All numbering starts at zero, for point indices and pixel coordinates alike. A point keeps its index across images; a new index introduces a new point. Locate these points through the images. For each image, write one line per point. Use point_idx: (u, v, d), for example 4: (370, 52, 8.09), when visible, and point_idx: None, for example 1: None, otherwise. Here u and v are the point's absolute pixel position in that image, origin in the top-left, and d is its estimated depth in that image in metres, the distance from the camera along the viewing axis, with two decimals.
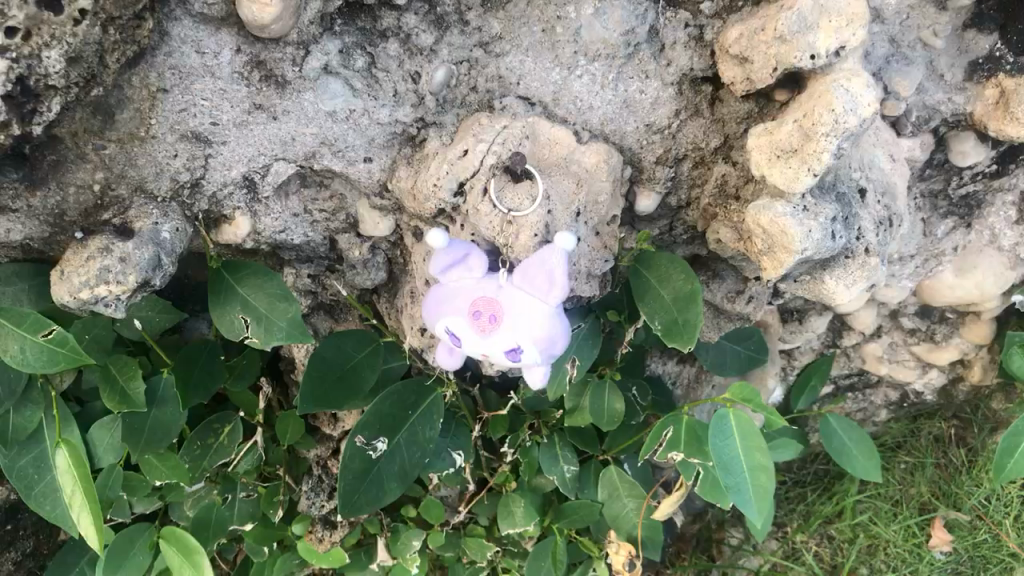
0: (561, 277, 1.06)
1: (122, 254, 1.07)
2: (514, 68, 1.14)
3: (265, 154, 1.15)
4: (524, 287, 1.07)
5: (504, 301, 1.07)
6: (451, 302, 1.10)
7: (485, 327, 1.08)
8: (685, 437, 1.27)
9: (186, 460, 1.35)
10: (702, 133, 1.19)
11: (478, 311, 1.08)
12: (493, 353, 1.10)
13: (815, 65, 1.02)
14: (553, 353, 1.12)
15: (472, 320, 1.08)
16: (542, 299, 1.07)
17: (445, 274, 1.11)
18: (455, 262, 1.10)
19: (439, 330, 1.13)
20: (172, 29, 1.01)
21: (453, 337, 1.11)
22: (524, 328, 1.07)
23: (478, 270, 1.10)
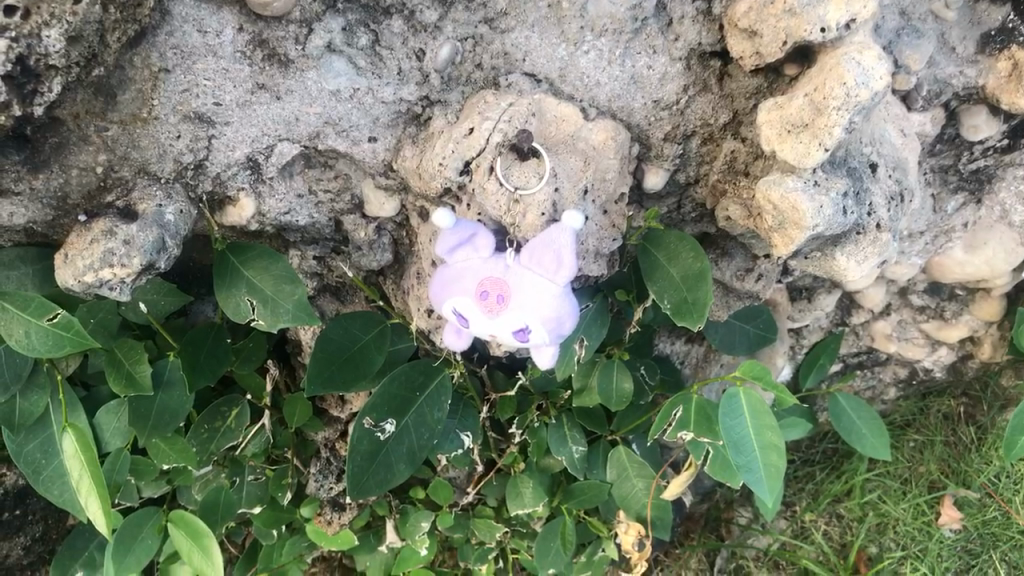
0: (569, 256, 1.06)
1: (126, 238, 1.06)
2: (520, 45, 1.12)
3: (269, 134, 1.14)
4: (533, 267, 1.06)
5: (511, 281, 1.07)
6: (457, 282, 1.09)
7: (493, 307, 1.07)
8: (695, 416, 1.25)
9: (194, 443, 1.34)
10: (711, 110, 1.18)
11: (485, 290, 1.07)
12: (501, 334, 1.08)
13: (825, 38, 1.01)
14: (562, 334, 1.11)
15: (479, 300, 1.08)
16: (550, 279, 1.06)
17: (452, 254, 1.10)
18: (462, 242, 1.10)
19: (447, 311, 1.12)
20: (173, 7, 1.00)
21: (461, 317, 1.10)
22: (533, 308, 1.06)
23: (485, 250, 1.09)
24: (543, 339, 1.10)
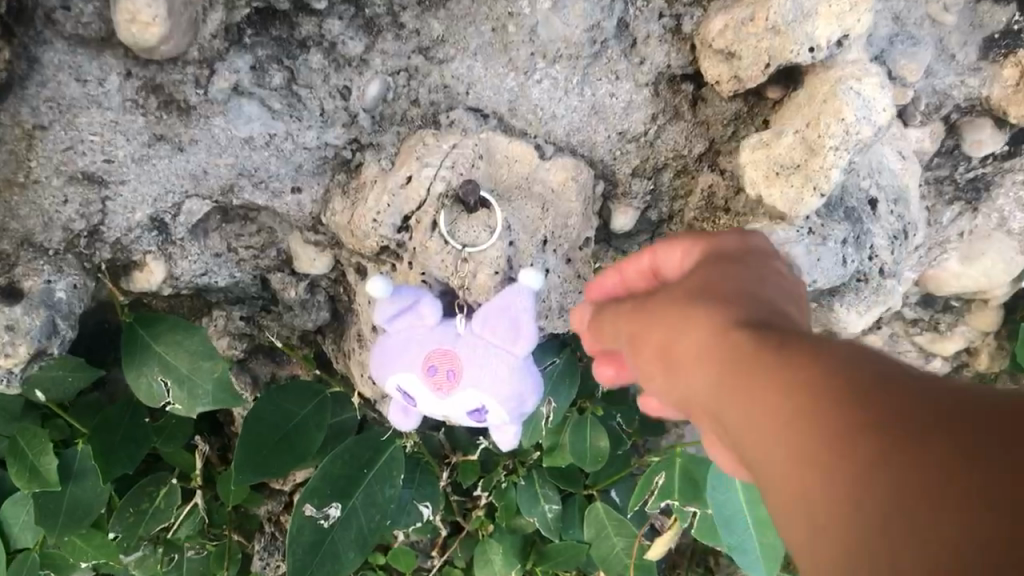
0: (528, 323, 0.91)
1: (8, 322, 0.91)
2: (462, 76, 0.96)
3: (175, 191, 0.98)
4: (487, 337, 0.91)
5: (464, 354, 0.91)
6: (400, 356, 0.93)
7: (443, 385, 0.91)
8: (679, 485, 1.12)
9: (118, 531, 1.17)
10: (684, 138, 1.03)
11: (434, 366, 0.91)
12: (454, 414, 0.94)
13: (814, 58, 0.89)
14: (523, 408, 0.96)
15: (427, 376, 0.91)
16: (507, 349, 0.92)
17: (391, 324, 0.94)
18: (404, 309, 0.93)
19: (389, 386, 0.95)
20: (42, 55, 0.84)
21: (406, 395, 0.94)
22: (489, 385, 0.91)
23: (432, 319, 0.92)
24: (502, 414, 0.95)
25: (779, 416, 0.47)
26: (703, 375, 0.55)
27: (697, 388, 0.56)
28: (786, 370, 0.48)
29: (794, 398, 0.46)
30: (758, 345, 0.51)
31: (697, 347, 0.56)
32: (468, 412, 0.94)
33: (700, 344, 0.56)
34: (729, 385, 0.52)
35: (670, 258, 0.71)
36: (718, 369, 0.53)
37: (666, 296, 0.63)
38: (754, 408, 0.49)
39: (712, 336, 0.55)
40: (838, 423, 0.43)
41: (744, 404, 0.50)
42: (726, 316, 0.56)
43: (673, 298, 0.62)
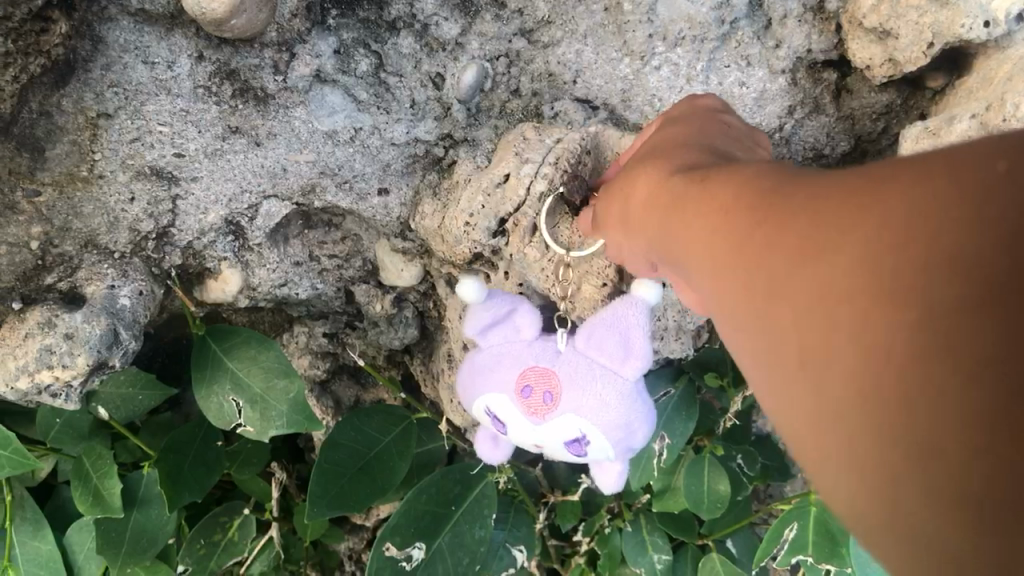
0: (641, 343, 0.79)
1: (66, 330, 0.83)
2: (569, 62, 0.86)
3: (251, 190, 0.89)
4: (592, 355, 0.78)
5: (564, 374, 0.78)
6: (493, 373, 0.81)
7: (538, 409, 0.78)
8: (815, 534, 0.99)
9: (189, 563, 1.07)
10: (825, 136, 0.90)
11: (528, 386, 0.78)
12: (548, 443, 0.80)
13: (991, 35, 0.74)
14: (631, 443, 0.82)
15: (521, 398, 0.79)
16: (614, 371, 0.78)
17: (485, 336, 0.83)
18: (499, 320, 0.83)
19: (479, 410, 0.83)
20: (107, 34, 0.75)
21: (495, 420, 0.82)
22: (593, 411, 0.78)
23: (530, 333, 0.81)
24: (605, 449, 0.81)
25: (718, 236, 0.49)
26: (661, 235, 0.57)
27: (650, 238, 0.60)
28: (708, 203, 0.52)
29: (734, 216, 0.49)
30: (702, 189, 0.53)
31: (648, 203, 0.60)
32: (566, 443, 0.80)
33: (649, 198, 0.60)
34: (680, 233, 0.54)
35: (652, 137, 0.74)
36: (669, 223, 0.56)
37: (630, 177, 0.66)
38: (699, 241, 0.52)
39: (663, 200, 0.58)
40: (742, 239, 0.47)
41: (694, 243, 0.52)
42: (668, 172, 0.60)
43: (636, 164, 0.66)
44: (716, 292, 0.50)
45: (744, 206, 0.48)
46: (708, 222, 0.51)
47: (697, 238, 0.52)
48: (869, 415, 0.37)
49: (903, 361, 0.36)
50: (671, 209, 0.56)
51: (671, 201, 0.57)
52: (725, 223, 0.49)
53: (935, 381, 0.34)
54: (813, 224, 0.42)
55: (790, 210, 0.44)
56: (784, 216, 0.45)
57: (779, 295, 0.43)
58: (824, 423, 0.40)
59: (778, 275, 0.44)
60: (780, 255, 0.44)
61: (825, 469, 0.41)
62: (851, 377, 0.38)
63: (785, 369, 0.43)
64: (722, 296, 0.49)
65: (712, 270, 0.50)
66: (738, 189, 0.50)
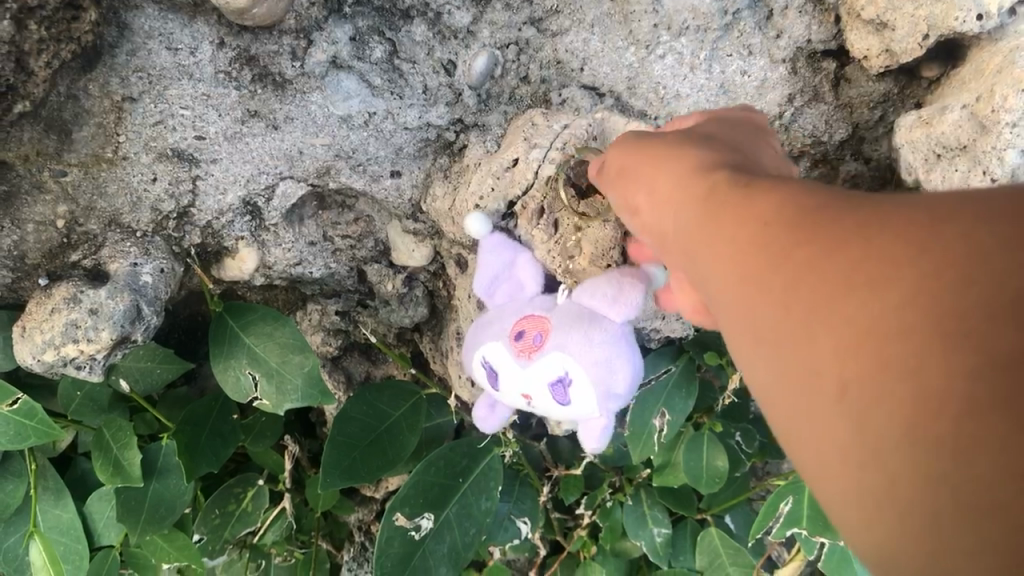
0: (634, 291, 0.80)
1: (91, 306, 0.87)
2: (576, 50, 0.88)
3: (268, 171, 0.92)
4: (584, 301, 0.80)
5: (556, 317, 0.80)
6: (492, 322, 0.84)
7: (529, 350, 0.80)
8: (809, 510, 1.03)
9: (203, 533, 1.12)
10: (824, 123, 0.92)
11: (521, 330, 0.81)
12: (536, 393, 0.81)
13: (983, 28, 0.76)
14: (618, 398, 0.82)
15: (513, 341, 0.81)
16: (602, 316, 0.80)
17: (487, 288, 0.86)
18: (501, 273, 0.86)
19: (477, 365, 0.85)
20: (132, 21, 0.79)
21: (490, 371, 0.84)
22: (580, 350, 0.78)
23: (531, 288, 0.85)
24: (589, 402, 0.81)
25: (758, 246, 0.50)
26: (683, 235, 0.58)
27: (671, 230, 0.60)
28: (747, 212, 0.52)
29: (779, 231, 0.49)
30: (738, 192, 0.54)
31: (677, 193, 0.59)
32: (549, 390, 0.80)
33: (679, 190, 0.59)
34: (710, 237, 0.54)
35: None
36: (696, 222, 0.56)
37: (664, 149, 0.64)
38: (725, 252, 0.52)
39: (687, 199, 0.58)
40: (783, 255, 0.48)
41: (719, 254, 0.53)
42: (700, 166, 0.59)
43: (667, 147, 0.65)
44: (742, 307, 0.51)
45: (784, 222, 0.49)
46: (737, 234, 0.52)
47: (730, 244, 0.52)
48: (917, 457, 0.39)
49: (961, 410, 0.37)
50: (703, 209, 0.56)
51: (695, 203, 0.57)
52: (757, 237, 0.50)
53: (994, 434, 0.36)
54: (862, 256, 0.43)
55: (834, 238, 0.45)
56: (828, 244, 0.45)
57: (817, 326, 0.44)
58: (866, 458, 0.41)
59: (821, 298, 0.45)
60: (821, 284, 0.45)
61: (857, 492, 0.42)
62: (901, 412, 0.39)
63: (819, 390, 0.44)
64: (750, 306, 0.50)
65: (744, 279, 0.50)
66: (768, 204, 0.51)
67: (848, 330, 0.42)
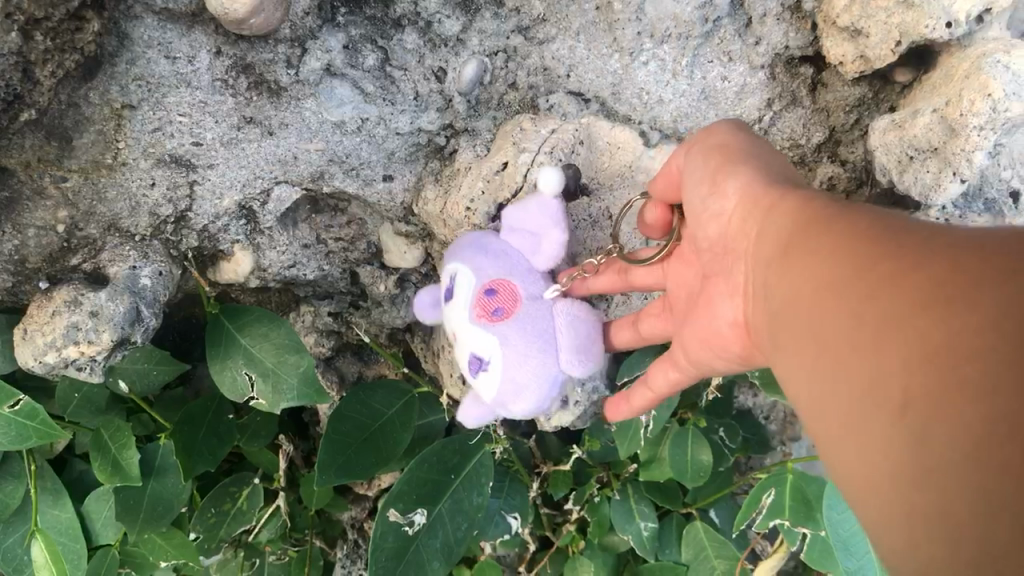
0: (586, 362, 0.84)
1: (92, 309, 0.89)
2: (562, 58, 0.92)
3: (263, 176, 0.94)
4: (552, 325, 0.83)
5: (525, 312, 0.82)
6: (485, 259, 0.85)
7: (485, 315, 0.82)
8: (791, 501, 1.06)
9: (199, 532, 1.14)
10: (802, 126, 0.95)
11: (495, 289, 0.83)
12: (462, 343, 0.85)
13: (953, 34, 0.79)
14: (504, 408, 0.86)
15: (482, 291, 0.83)
16: (558, 352, 0.84)
17: (513, 225, 0.86)
18: (530, 228, 0.85)
19: (447, 270, 0.88)
20: (132, 30, 0.81)
21: (451, 289, 0.87)
22: (514, 356, 0.82)
23: (537, 265, 0.85)
24: (485, 391, 0.85)
25: (833, 264, 0.54)
26: (767, 256, 0.62)
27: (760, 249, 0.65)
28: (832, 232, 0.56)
29: (853, 253, 0.53)
30: (826, 218, 0.58)
31: (770, 215, 0.64)
32: (471, 354, 0.84)
33: (772, 212, 0.64)
34: (795, 256, 0.59)
35: (651, 278, 0.85)
36: (786, 243, 0.60)
37: (760, 166, 0.70)
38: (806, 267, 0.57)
39: (782, 224, 0.62)
40: (856, 270, 0.52)
41: (799, 269, 0.57)
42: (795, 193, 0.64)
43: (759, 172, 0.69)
44: (808, 319, 0.55)
45: (861, 245, 0.53)
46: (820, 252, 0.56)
47: (811, 261, 0.56)
48: (949, 458, 0.42)
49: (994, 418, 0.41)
50: (793, 231, 0.60)
51: (786, 227, 0.62)
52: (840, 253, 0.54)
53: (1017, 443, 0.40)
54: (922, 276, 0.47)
55: (901, 260, 0.49)
56: (895, 263, 0.49)
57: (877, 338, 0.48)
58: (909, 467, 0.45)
59: (882, 311, 0.48)
60: (885, 301, 0.48)
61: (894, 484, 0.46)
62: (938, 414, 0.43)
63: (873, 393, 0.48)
64: (817, 315, 0.54)
65: (817, 291, 0.54)
66: (858, 227, 0.55)
67: (913, 339, 0.45)
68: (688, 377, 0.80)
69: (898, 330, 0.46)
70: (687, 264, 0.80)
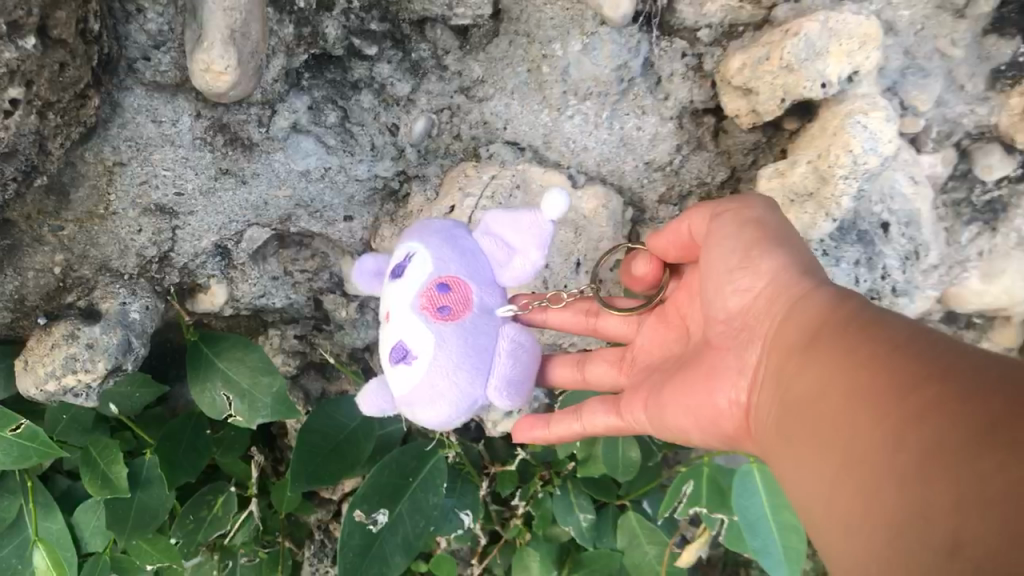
0: (506, 393, 0.87)
1: (88, 341, 1.00)
2: (499, 113, 1.06)
3: (238, 220, 1.07)
4: (489, 346, 0.87)
5: (468, 323, 0.85)
6: (448, 250, 0.88)
7: (431, 310, 0.84)
8: (708, 491, 1.20)
9: (179, 537, 1.26)
10: (707, 167, 1.11)
11: (448, 287, 0.86)
12: (394, 325, 0.87)
13: (826, 93, 0.94)
14: (409, 407, 0.88)
15: (435, 283, 0.85)
16: (490, 376, 0.87)
17: (492, 231, 0.91)
18: (505, 240, 0.90)
19: (402, 249, 0.90)
20: (124, 99, 0.92)
21: (401, 268, 0.89)
22: (444, 359, 0.84)
23: (501, 278, 0.91)
24: (399, 382, 0.86)
25: (857, 368, 0.65)
26: (798, 347, 0.74)
27: (789, 336, 0.76)
28: (860, 339, 0.67)
29: (876, 360, 0.64)
30: (854, 325, 0.69)
31: (802, 308, 0.76)
32: (399, 342, 0.85)
33: (804, 307, 0.75)
34: (823, 352, 0.70)
35: (619, 327, 1.04)
36: (815, 339, 0.72)
37: (791, 254, 0.80)
38: (833, 369, 0.68)
39: (812, 321, 0.74)
40: (875, 374, 0.63)
41: (825, 364, 0.69)
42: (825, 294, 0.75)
43: (788, 266, 0.80)
44: (830, 408, 0.66)
45: (882, 355, 0.64)
46: (846, 359, 0.67)
47: (839, 359, 0.68)
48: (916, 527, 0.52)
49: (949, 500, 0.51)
50: (822, 331, 0.72)
51: (817, 326, 0.73)
52: (862, 366, 0.65)
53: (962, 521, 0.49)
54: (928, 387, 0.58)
55: (914, 372, 0.60)
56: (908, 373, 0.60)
57: (879, 457, 0.59)
58: (895, 540, 0.54)
59: (892, 410, 0.59)
60: (896, 404, 0.59)
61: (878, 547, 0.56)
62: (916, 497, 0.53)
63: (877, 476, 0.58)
64: (839, 408, 0.65)
65: (843, 387, 0.65)
66: (889, 338, 0.65)
67: (914, 437, 0.56)
68: (626, 428, 0.98)
69: (904, 429, 0.57)
70: (668, 331, 0.99)
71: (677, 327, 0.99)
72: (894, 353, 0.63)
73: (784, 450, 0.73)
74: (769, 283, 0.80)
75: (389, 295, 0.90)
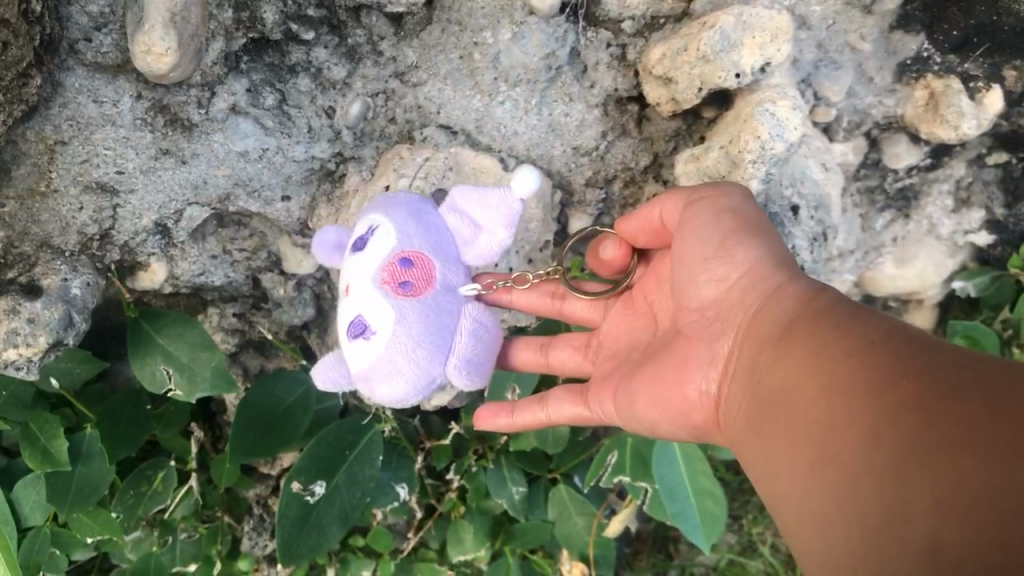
0: (462, 371, 0.91)
1: (30, 316, 1.03)
2: (433, 97, 1.10)
3: (177, 199, 1.09)
4: (450, 324, 0.90)
5: (430, 299, 0.88)
6: (414, 225, 0.91)
7: (393, 284, 0.87)
8: (631, 461, 1.27)
9: (119, 511, 1.29)
10: (631, 153, 1.16)
11: (411, 263, 0.88)
12: (354, 298, 0.89)
13: (741, 83, 0.99)
14: (366, 381, 0.91)
15: (399, 257, 0.88)
16: (450, 354, 0.90)
17: (458, 209, 0.94)
18: (470, 218, 0.94)
19: (368, 223, 0.93)
20: (65, 79, 0.95)
21: (364, 241, 0.92)
22: (405, 334, 0.87)
23: (465, 257, 0.94)
24: (358, 355, 0.89)
25: (832, 360, 0.71)
26: (773, 339, 0.79)
27: (764, 327, 0.82)
28: (835, 333, 0.73)
29: (850, 353, 0.70)
30: (829, 321, 0.75)
31: (779, 303, 0.81)
32: (359, 316, 0.88)
33: (781, 302, 0.81)
34: (799, 343, 0.76)
35: (585, 311, 1.08)
36: (791, 331, 0.78)
37: (767, 248, 0.86)
38: (809, 361, 0.73)
39: (787, 317, 0.79)
40: (848, 366, 0.69)
41: (802, 355, 0.75)
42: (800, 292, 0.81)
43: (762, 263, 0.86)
44: (804, 396, 0.72)
45: (856, 349, 0.70)
46: (822, 351, 0.73)
47: (814, 350, 0.73)
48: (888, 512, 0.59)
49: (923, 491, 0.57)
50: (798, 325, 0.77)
51: (792, 321, 0.78)
52: (837, 359, 0.70)
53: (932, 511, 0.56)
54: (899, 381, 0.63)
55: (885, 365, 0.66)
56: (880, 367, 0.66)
57: (852, 444, 0.64)
58: (866, 521, 0.61)
59: (865, 400, 0.65)
60: (868, 394, 0.65)
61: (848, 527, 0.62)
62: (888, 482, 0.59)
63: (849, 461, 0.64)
64: (813, 397, 0.71)
65: (818, 377, 0.71)
66: (862, 334, 0.71)
67: (885, 427, 0.62)
68: (588, 417, 1.04)
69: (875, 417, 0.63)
70: (630, 318, 1.05)
71: (643, 314, 1.03)
72: (866, 347, 0.69)
73: (755, 434, 0.79)
74: (745, 274, 0.86)
75: (349, 268, 0.92)
